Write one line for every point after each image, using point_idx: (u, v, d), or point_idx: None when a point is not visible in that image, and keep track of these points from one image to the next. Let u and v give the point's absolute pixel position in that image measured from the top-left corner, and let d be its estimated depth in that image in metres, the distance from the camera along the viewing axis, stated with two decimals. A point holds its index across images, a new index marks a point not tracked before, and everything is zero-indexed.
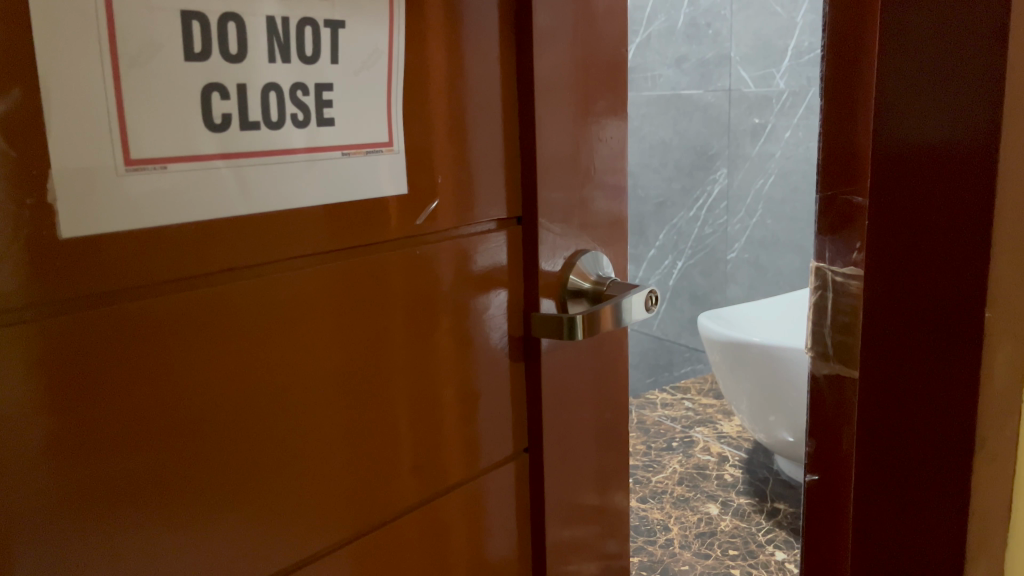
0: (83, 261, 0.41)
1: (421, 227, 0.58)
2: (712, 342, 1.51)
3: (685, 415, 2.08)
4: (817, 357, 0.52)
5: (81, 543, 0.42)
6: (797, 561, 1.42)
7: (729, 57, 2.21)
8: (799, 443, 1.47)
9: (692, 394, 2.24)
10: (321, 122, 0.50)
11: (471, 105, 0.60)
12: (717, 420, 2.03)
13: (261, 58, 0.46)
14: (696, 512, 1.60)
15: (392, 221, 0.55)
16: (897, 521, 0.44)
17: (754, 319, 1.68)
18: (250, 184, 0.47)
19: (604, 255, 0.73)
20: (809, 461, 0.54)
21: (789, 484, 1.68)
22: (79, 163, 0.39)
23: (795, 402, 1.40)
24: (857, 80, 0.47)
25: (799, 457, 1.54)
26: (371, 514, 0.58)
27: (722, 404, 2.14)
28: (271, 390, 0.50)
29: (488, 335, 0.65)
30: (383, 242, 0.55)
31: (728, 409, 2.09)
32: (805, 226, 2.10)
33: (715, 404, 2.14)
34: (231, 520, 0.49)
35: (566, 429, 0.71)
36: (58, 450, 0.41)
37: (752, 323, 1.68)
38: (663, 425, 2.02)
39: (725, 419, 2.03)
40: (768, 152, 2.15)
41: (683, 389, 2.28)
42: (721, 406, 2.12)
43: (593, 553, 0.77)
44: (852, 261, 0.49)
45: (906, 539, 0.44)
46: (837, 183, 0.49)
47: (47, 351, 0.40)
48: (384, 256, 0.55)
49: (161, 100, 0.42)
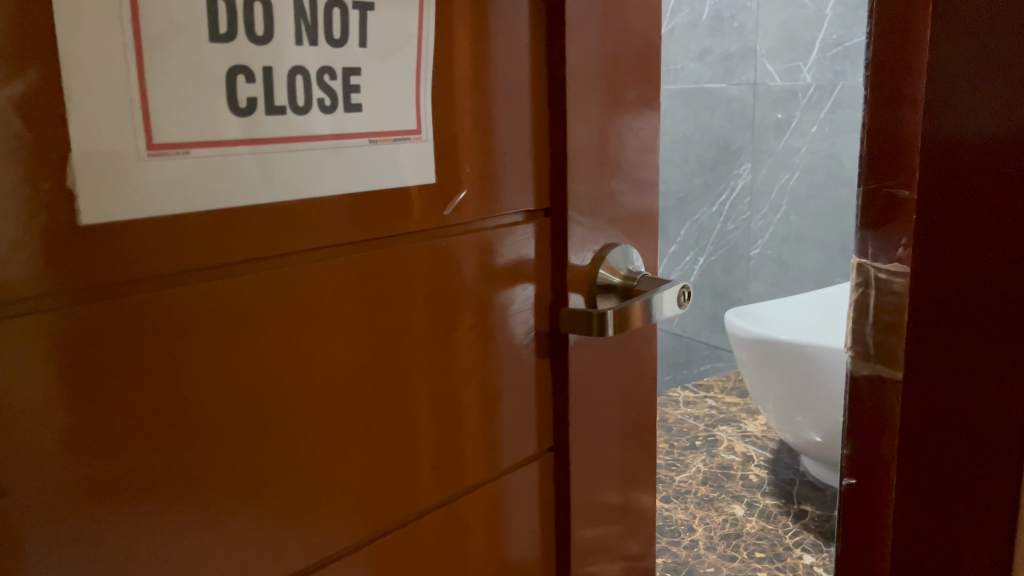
0: (104, 249, 0.39)
1: (441, 219, 0.56)
2: (739, 339, 1.49)
3: (708, 413, 2.06)
4: (856, 357, 0.50)
5: (98, 538, 0.41)
6: (825, 565, 1.40)
7: (754, 50, 2.18)
8: (826, 444, 1.45)
9: (715, 392, 2.22)
10: (347, 108, 0.49)
11: (500, 93, 0.58)
12: (740, 419, 2.00)
13: (288, 40, 0.45)
14: (720, 512, 1.58)
15: (412, 212, 0.54)
16: (935, 521, 0.43)
17: (774, 317, 1.66)
18: (275, 172, 0.45)
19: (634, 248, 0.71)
20: (844, 463, 0.52)
21: (815, 486, 1.66)
22: (99, 147, 0.38)
23: (822, 402, 1.38)
24: (905, 70, 0.45)
25: (825, 458, 1.51)
26: (392, 514, 0.56)
27: (744, 403, 2.12)
28: (291, 383, 0.48)
29: (513, 331, 0.63)
30: (402, 234, 0.54)
31: (752, 407, 2.07)
32: (829, 223, 2.07)
33: (738, 403, 2.11)
34: (252, 516, 0.48)
35: (593, 426, 0.70)
36: (69, 445, 0.39)
37: (772, 321, 1.66)
38: (685, 423, 2.00)
39: (749, 418, 2.01)
40: (794, 147, 2.13)
41: (705, 387, 2.26)
42: (744, 405, 2.10)
43: (618, 553, 0.76)
44: (897, 257, 0.47)
45: (947, 542, 0.42)
46: (882, 175, 0.47)
47: (64, 338, 0.38)
48: (403, 249, 0.54)
49: (185, 83, 0.41)
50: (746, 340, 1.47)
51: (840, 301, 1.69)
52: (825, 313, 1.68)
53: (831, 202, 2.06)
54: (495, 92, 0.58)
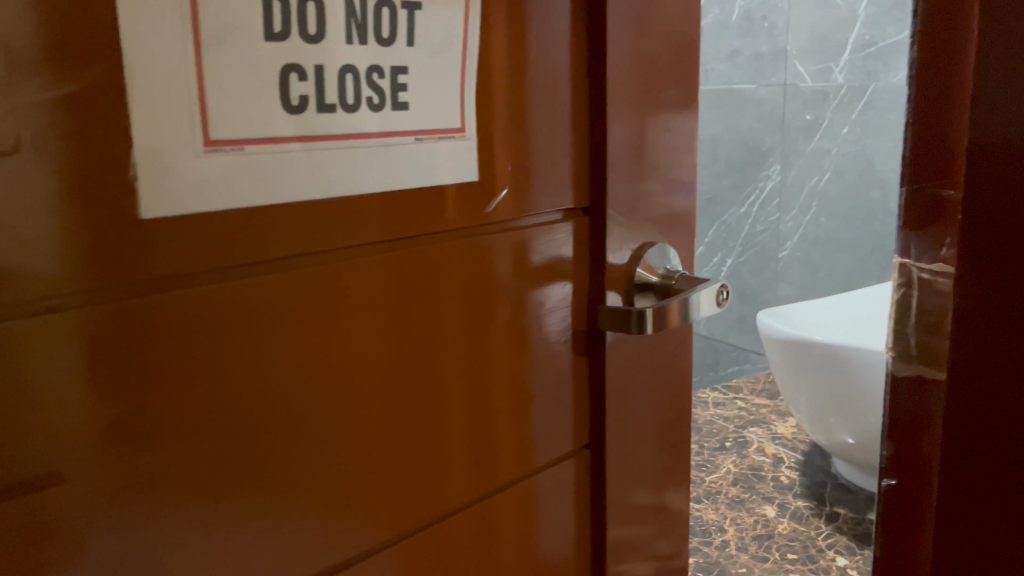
0: (164, 243, 0.40)
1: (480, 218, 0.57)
2: (771, 340, 1.49)
3: (737, 415, 2.05)
4: (898, 357, 0.50)
5: (153, 525, 0.42)
6: (858, 568, 1.39)
7: (784, 51, 2.17)
8: (858, 446, 1.44)
9: (744, 393, 2.21)
10: (395, 106, 0.50)
11: (541, 94, 0.59)
12: (770, 421, 1.99)
13: (339, 39, 0.46)
14: (751, 513, 1.58)
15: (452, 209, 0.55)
16: (975, 521, 0.43)
17: (807, 318, 1.65)
18: (325, 169, 0.46)
19: (671, 248, 0.71)
20: (886, 463, 0.52)
21: (847, 488, 1.65)
22: (159, 143, 0.39)
23: (856, 404, 1.37)
24: (950, 68, 0.45)
25: (857, 461, 1.50)
26: (428, 510, 0.57)
27: (773, 405, 2.10)
28: (337, 377, 0.49)
29: (549, 329, 0.64)
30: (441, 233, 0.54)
31: (781, 409, 2.06)
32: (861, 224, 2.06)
33: (768, 404, 2.10)
34: (298, 506, 0.49)
35: (629, 424, 0.70)
36: (127, 434, 0.40)
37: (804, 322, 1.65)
38: (714, 424, 1.99)
39: (779, 420, 2.00)
40: (823, 149, 2.11)
41: (734, 388, 2.25)
42: (773, 407, 2.09)
43: (653, 550, 0.76)
44: (942, 258, 0.46)
45: (989, 542, 0.42)
46: (927, 175, 0.47)
47: (125, 329, 0.39)
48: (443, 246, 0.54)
49: (240, 81, 0.42)
50: (778, 341, 1.46)
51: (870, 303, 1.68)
52: (857, 315, 1.67)
53: (863, 203, 2.04)
54: (537, 91, 0.58)
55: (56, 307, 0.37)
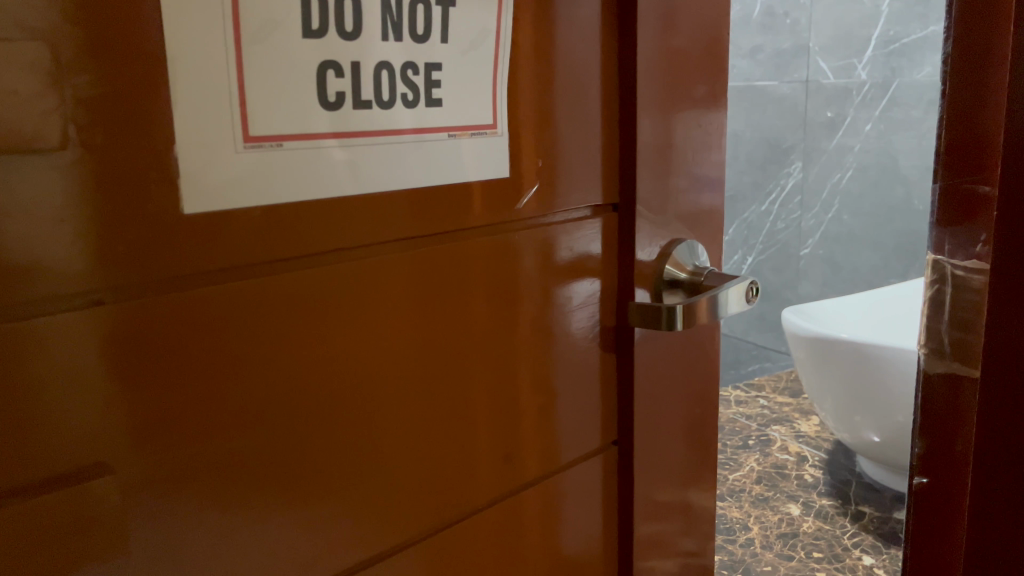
0: (204, 238, 0.41)
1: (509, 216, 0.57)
2: (796, 338, 1.48)
3: (760, 413, 2.04)
4: (930, 354, 0.50)
5: (191, 516, 0.43)
6: (885, 567, 1.38)
7: (806, 47, 2.16)
8: (884, 444, 1.43)
9: (766, 391, 2.20)
10: (428, 102, 0.50)
11: (571, 90, 0.59)
12: (793, 419, 1.98)
13: (375, 35, 0.46)
14: (775, 512, 1.57)
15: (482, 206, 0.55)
16: (1007, 518, 0.43)
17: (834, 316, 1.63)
18: (360, 164, 0.47)
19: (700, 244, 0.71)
20: (916, 462, 0.51)
21: (872, 487, 1.64)
22: (199, 139, 0.40)
23: (882, 402, 1.36)
24: (986, 64, 0.45)
25: (882, 459, 1.49)
26: (458, 504, 0.57)
27: (795, 403, 2.09)
28: (372, 372, 0.50)
29: (577, 325, 0.64)
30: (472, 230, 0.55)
31: (804, 408, 2.05)
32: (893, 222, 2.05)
33: (790, 403, 2.09)
34: (331, 499, 0.49)
35: (657, 420, 0.70)
36: (165, 427, 0.41)
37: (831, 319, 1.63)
38: (736, 422, 1.98)
39: (802, 419, 1.99)
40: (847, 146, 2.13)
41: (756, 386, 2.24)
42: (795, 405, 2.08)
43: (679, 547, 0.76)
44: (976, 254, 0.46)
45: (993, 538, 0.43)
46: (960, 171, 0.47)
47: (165, 323, 0.40)
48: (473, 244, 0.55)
49: (278, 78, 0.42)
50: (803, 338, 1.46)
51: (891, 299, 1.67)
52: (884, 314, 1.66)
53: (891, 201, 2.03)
54: (567, 88, 0.59)
55: (101, 301, 0.38)
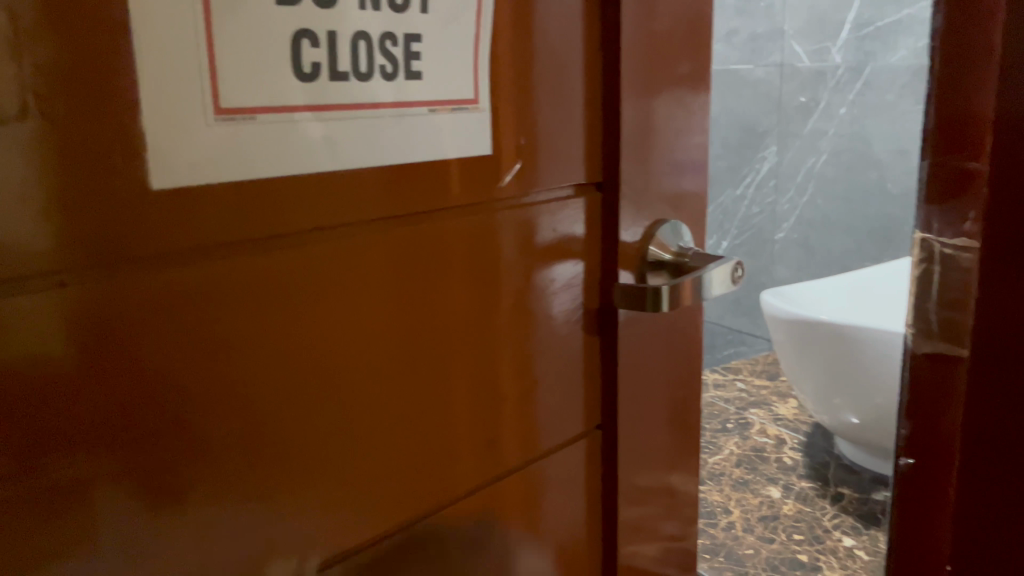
0: (174, 217, 0.39)
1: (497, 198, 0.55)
2: (775, 321, 1.49)
3: (737, 396, 2.05)
4: (917, 334, 0.49)
5: (165, 507, 0.41)
6: (865, 548, 1.39)
7: (781, 30, 2.16)
8: (863, 426, 1.44)
9: (743, 375, 2.21)
10: (408, 76, 0.48)
11: (554, 66, 0.57)
12: (771, 402, 2.00)
13: (352, 4, 0.44)
14: (755, 495, 1.58)
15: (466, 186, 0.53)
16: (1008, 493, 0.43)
17: (816, 300, 1.64)
18: (338, 139, 0.45)
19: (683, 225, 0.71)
20: (902, 442, 0.51)
21: (850, 468, 1.66)
22: (169, 111, 0.38)
23: (862, 385, 1.37)
24: (975, 38, 0.44)
25: (861, 442, 1.51)
26: (440, 492, 0.56)
27: (773, 386, 2.11)
28: (350, 356, 0.48)
29: (559, 307, 0.63)
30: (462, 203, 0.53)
31: (781, 391, 2.06)
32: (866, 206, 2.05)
33: (767, 387, 2.11)
34: (311, 488, 0.48)
35: (641, 403, 0.70)
36: (135, 416, 0.39)
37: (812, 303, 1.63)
38: (714, 406, 1.99)
39: (780, 401, 2.00)
40: (820, 130, 2.12)
41: (733, 370, 2.25)
42: (772, 388, 2.09)
43: (664, 529, 0.76)
44: (964, 232, 0.46)
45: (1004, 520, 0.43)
46: (948, 148, 0.46)
47: (133, 307, 0.38)
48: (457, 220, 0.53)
49: (250, 47, 0.40)
50: (782, 321, 1.46)
51: (875, 283, 1.68)
52: (864, 294, 1.67)
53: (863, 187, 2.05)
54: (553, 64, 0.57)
55: (65, 283, 0.36)
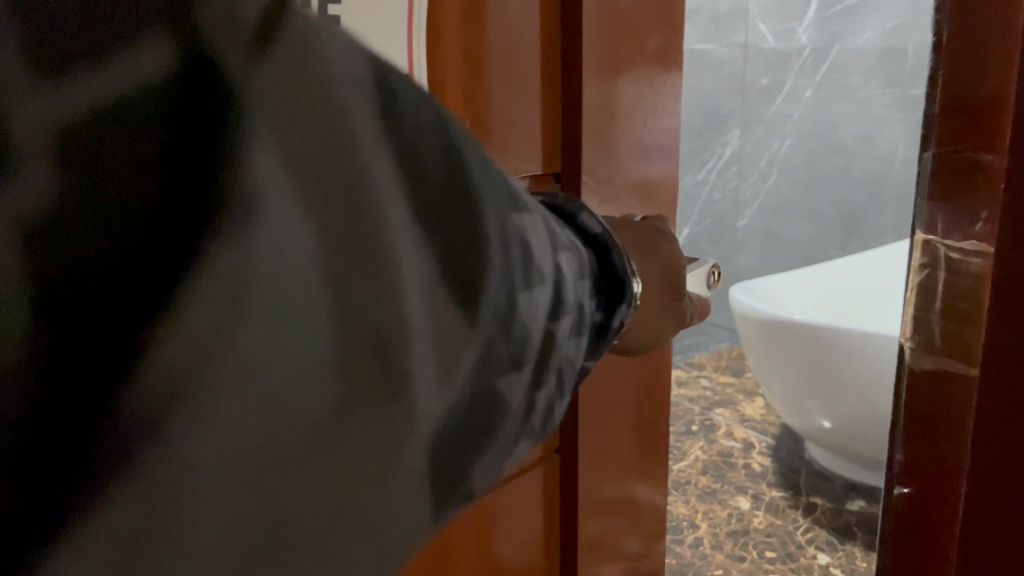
0: None
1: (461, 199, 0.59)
2: (744, 318, 1.44)
3: (703, 395, 2.02)
4: (917, 350, 0.44)
5: None
6: (840, 566, 1.35)
7: (744, 8, 2.08)
8: (835, 430, 1.41)
9: (708, 371, 2.18)
10: None
11: (496, 61, 0.56)
12: (736, 400, 1.97)
13: None
14: (724, 507, 1.54)
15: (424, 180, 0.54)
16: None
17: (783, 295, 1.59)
18: None
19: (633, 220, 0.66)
20: (896, 469, 0.46)
21: (822, 474, 1.63)
22: None
23: (836, 384, 1.32)
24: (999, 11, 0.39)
25: (832, 446, 1.48)
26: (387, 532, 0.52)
27: (738, 383, 2.09)
28: None
29: None
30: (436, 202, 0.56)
31: (747, 389, 2.04)
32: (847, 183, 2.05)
33: (734, 384, 2.08)
34: None
35: (601, 418, 0.67)
36: None
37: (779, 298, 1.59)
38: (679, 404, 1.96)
39: (746, 399, 1.97)
40: (786, 113, 2.12)
41: (699, 366, 2.22)
42: (738, 386, 2.07)
43: (621, 551, 0.72)
44: (974, 234, 0.41)
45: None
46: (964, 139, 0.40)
47: None
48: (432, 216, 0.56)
49: None
50: (750, 319, 1.42)
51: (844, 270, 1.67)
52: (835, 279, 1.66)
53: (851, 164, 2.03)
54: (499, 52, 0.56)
55: None
